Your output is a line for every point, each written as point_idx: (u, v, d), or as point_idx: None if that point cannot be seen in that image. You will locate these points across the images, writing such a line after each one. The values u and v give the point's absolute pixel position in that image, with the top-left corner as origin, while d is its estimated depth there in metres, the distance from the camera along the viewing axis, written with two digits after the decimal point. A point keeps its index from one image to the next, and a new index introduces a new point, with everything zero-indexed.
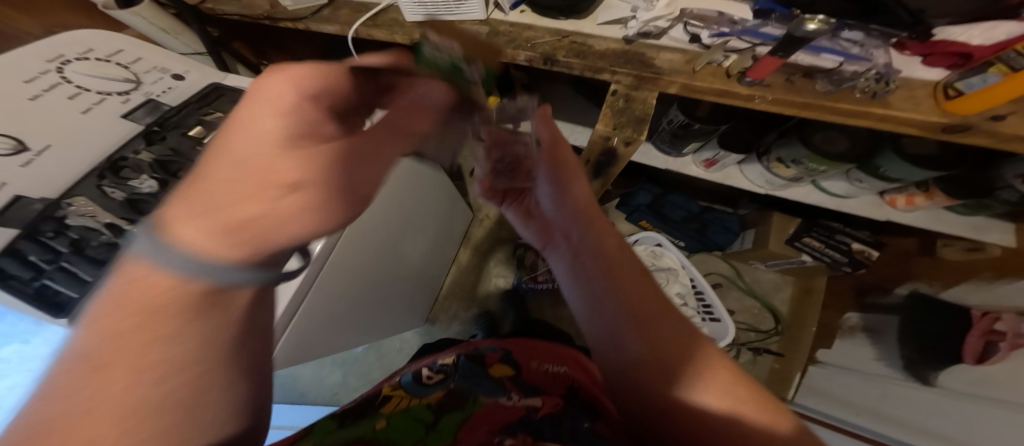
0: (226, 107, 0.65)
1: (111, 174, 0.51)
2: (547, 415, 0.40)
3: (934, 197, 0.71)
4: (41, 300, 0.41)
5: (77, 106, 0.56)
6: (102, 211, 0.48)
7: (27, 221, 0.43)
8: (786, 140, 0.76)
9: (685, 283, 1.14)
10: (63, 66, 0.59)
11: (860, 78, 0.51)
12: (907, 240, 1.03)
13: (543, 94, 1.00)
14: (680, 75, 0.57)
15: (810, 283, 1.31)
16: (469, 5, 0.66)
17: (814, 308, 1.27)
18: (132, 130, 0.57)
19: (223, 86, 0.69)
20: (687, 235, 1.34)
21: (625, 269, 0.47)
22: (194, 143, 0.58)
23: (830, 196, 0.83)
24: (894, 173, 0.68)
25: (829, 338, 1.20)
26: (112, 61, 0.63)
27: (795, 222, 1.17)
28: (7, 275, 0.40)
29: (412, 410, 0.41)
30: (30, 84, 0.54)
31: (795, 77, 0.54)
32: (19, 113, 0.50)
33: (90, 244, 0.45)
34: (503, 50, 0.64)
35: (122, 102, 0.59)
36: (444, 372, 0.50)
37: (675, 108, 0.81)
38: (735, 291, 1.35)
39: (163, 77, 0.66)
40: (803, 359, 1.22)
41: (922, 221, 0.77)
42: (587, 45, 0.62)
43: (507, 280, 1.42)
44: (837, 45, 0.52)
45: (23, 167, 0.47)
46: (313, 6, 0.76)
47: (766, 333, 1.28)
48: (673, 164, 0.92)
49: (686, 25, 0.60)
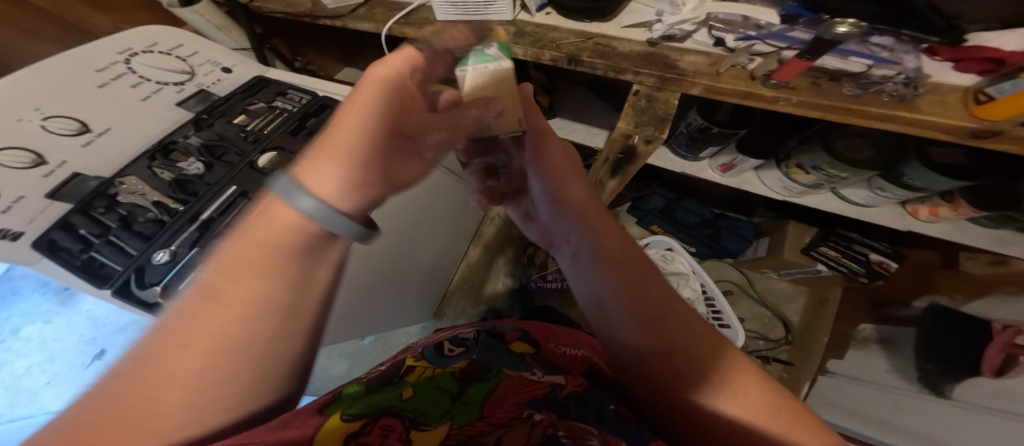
0: (266, 98, 0.71)
1: (161, 157, 0.57)
2: (572, 393, 0.41)
3: (959, 209, 0.69)
4: (88, 270, 0.47)
5: (138, 94, 0.60)
6: (150, 189, 0.54)
7: (80, 197, 0.48)
8: (808, 146, 0.76)
9: (695, 287, 1.12)
10: (131, 57, 0.62)
11: (888, 82, 0.52)
12: (928, 253, 1.03)
13: (561, 95, 1.02)
14: (703, 76, 0.58)
15: (826, 293, 1.25)
16: (498, 6, 0.69)
17: (827, 319, 1.20)
18: (182, 117, 0.63)
19: (266, 79, 0.75)
20: (699, 240, 1.33)
21: (631, 268, 0.46)
22: (237, 130, 0.64)
23: (850, 204, 0.82)
24: (918, 182, 0.67)
25: (842, 348, 1.15)
26: (173, 55, 0.67)
27: (812, 232, 1.15)
28: (59, 247, 0.45)
29: (437, 381, 0.42)
30: (100, 73, 0.58)
31: (821, 80, 0.54)
32: (90, 99, 0.54)
33: (138, 220, 0.52)
34: (529, 49, 0.66)
35: (177, 92, 0.64)
36: (464, 346, 0.52)
37: (693, 111, 0.82)
38: (746, 299, 1.33)
39: (214, 71, 0.70)
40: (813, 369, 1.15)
41: (949, 232, 0.75)
42: (611, 47, 0.64)
43: (516, 277, 1.44)
44: (866, 49, 0.53)
45: (84, 147, 0.51)
46: (352, 5, 0.81)
47: (775, 342, 1.25)
48: (688, 168, 0.93)
49: (711, 30, 0.62)
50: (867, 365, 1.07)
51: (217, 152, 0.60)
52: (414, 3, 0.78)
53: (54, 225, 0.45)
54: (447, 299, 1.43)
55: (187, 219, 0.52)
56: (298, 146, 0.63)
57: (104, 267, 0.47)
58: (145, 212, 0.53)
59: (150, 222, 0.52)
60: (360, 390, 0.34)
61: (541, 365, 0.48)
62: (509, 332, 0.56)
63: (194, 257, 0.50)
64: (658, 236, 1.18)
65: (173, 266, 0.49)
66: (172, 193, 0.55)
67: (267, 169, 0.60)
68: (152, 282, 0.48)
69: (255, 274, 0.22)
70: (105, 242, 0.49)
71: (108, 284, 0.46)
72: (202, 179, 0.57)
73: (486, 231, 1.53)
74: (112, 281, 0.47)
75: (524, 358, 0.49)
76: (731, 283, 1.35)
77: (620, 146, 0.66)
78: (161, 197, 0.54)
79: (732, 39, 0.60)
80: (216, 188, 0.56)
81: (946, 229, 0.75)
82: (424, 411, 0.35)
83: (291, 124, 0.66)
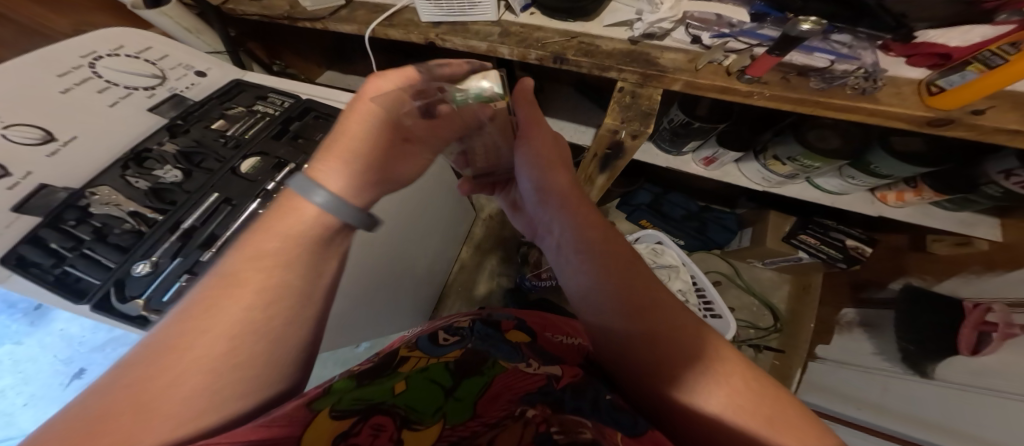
0: (246, 102, 0.69)
1: (135, 165, 0.55)
2: (569, 385, 0.39)
3: (923, 193, 0.74)
4: (62, 285, 0.45)
5: (105, 99, 0.58)
6: (125, 200, 0.52)
7: (49, 209, 0.46)
8: (783, 138, 0.79)
9: (686, 280, 1.15)
10: (96, 61, 0.61)
11: (850, 76, 0.54)
12: (899, 236, 1.09)
13: (548, 95, 1.04)
14: (683, 73, 0.60)
15: (806, 280, 1.34)
16: (482, 7, 0.69)
17: (811, 305, 1.29)
18: (155, 123, 0.60)
19: (244, 82, 0.72)
20: (686, 233, 1.37)
21: (613, 257, 0.47)
22: (216, 136, 0.62)
23: (824, 192, 0.86)
24: (885, 169, 0.71)
25: (827, 333, 1.22)
26: (141, 58, 0.65)
27: (791, 221, 1.20)
28: (29, 262, 0.43)
29: (430, 372, 0.41)
30: (63, 77, 0.56)
31: (791, 75, 0.57)
32: (52, 106, 0.53)
33: (113, 232, 0.49)
34: (515, 49, 0.67)
35: (147, 97, 0.62)
36: (459, 335, 0.47)
37: (676, 108, 0.84)
38: (734, 289, 1.39)
39: (187, 74, 0.68)
40: (803, 356, 1.23)
41: (916, 216, 0.79)
42: (595, 46, 0.66)
43: (510, 277, 1.45)
44: (828, 46, 0.56)
45: (49, 157, 0.49)
46: (332, 6, 0.80)
47: (766, 330, 1.32)
48: (673, 162, 0.96)
49: (689, 28, 0.64)
50: (851, 347, 1.12)
51: (196, 159, 0.59)
52: (397, 5, 0.78)
53: (23, 240, 0.44)
54: (441, 302, 1.42)
55: (167, 229, 0.50)
56: (281, 151, 0.61)
57: (80, 281, 0.46)
58: (122, 224, 0.51)
59: (126, 233, 0.50)
60: (352, 383, 0.33)
61: (537, 355, 0.46)
62: (505, 320, 0.52)
63: (176, 267, 0.48)
64: (648, 231, 1.21)
65: (155, 277, 0.47)
66: (150, 202, 0.53)
67: (251, 174, 0.58)
68: (134, 294, 0.46)
69: (274, 266, 0.31)
70: (80, 256, 0.47)
71: (86, 299, 0.44)
72: (182, 186, 0.55)
73: (478, 232, 1.53)
74: (90, 295, 0.45)
75: (522, 349, 0.46)
76: (721, 274, 1.41)
77: (609, 141, 0.68)
78: (137, 207, 0.51)
79: (708, 36, 0.63)
80: (196, 196, 0.54)
81: (913, 213, 0.80)
82: (417, 409, 0.36)
83: (273, 128, 0.64)
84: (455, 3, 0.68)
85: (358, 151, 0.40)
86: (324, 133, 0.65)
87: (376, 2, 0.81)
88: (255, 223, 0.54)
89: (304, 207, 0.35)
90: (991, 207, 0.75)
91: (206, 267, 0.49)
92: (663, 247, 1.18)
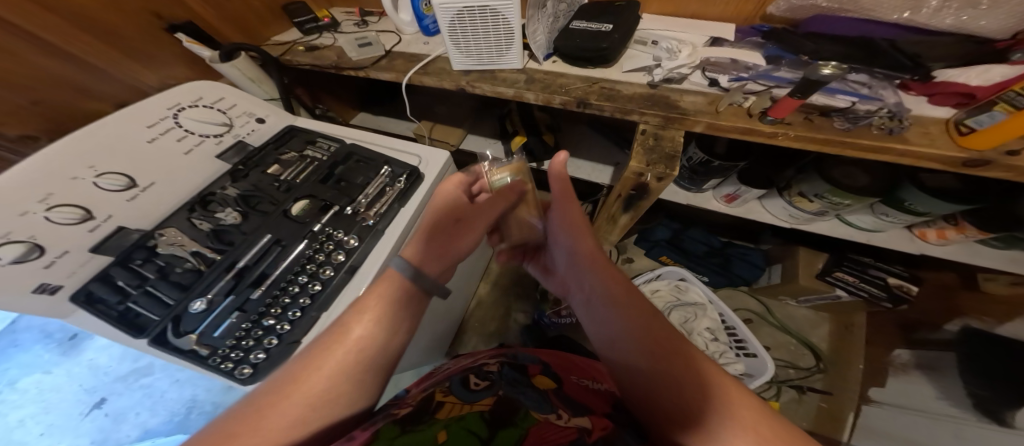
0: (297, 146, 0.76)
1: (200, 208, 0.61)
2: (600, 439, 0.40)
3: (966, 231, 0.70)
4: (125, 320, 0.49)
5: (180, 146, 0.65)
6: (189, 241, 0.57)
7: (122, 249, 0.53)
8: (805, 175, 0.80)
9: (715, 318, 1.12)
10: (178, 112, 0.68)
11: (874, 116, 0.55)
12: (944, 274, 1.05)
13: (567, 135, 1.09)
14: (704, 115, 0.62)
15: (849, 319, 1.25)
16: (509, 57, 0.75)
17: (855, 344, 1.19)
18: (221, 169, 0.68)
19: (297, 128, 0.80)
20: (710, 269, 1.33)
21: (637, 309, 0.48)
22: (271, 179, 0.68)
23: (858, 229, 0.84)
24: (921, 207, 0.69)
25: (880, 375, 1.10)
26: (214, 107, 0.73)
27: (822, 257, 1.16)
28: (98, 299, 0.49)
29: (467, 422, 0.44)
30: (150, 128, 0.63)
31: (813, 115, 0.58)
32: (136, 153, 0.60)
33: (175, 270, 0.54)
34: (540, 94, 0.72)
35: (215, 144, 0.69)
36: (489, 380, 0.52)
37: (693, 146, 0.87)
38: (767, 327, 1.29)
39: (250, 121, 0.76)
40: (853, 399, 1.11)
41: (961, 252, 0.75)
42: (616, 90, 0.69)
43: (529, 314, 1.43)
44: (847, 87, 0.58)
45: (129, 201, 0.56)
46: (372, 57, 0.89)
47: (807, 371, 1.18)
48: (692, 198, 0.97)
49: (706, 73, 0.67)
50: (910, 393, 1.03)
51: (252, 202, 0.64)
52: (431, 56, 0.86)
53: (95, 279, 0.50)
54: (456, 338, 1.39)
55: (223, 268, 0.55)
56: (326, 194, 0.66)
57: (140, 317, 0.50)
58: (184, 262, 0.55)
59: (187, 272, 0.55)
60: (396, 429, 0.37)
61: (564, 403, 0.48)
62: (532, 365, 0.56)
63: (228, 305, 0.52)
64: (670, 268, 1.19)
65: (208, 314, 0.51)
66: (210, 242, 0.58)
67: (299, 217, 0.62)
68: (188, 330, 0.50)
69: (366, 327, 0.39)
70: (142, 293, 0.52)
71: (144, 334, 0.48)
72: (238, 228, 0.60)
73: (496, 266, 1.54)
74: (150, 331, 0.48)
75: (549, 396, 0.49)
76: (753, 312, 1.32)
77: (634, 183, 0.69)
78: (199, 247, 0.56)
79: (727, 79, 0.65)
80: (252, 238, 0.59)
81: (957, 250, 0.76)
82: None
83: (320, 171, 0.70)
84: (486, 54, 0.75)
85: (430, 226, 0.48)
86: (365, 175, 0.70)
87: (411, 53, 0.90)
88: (300, 265, 0.57)
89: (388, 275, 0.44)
90: None
91: (255, 306, 0.53)
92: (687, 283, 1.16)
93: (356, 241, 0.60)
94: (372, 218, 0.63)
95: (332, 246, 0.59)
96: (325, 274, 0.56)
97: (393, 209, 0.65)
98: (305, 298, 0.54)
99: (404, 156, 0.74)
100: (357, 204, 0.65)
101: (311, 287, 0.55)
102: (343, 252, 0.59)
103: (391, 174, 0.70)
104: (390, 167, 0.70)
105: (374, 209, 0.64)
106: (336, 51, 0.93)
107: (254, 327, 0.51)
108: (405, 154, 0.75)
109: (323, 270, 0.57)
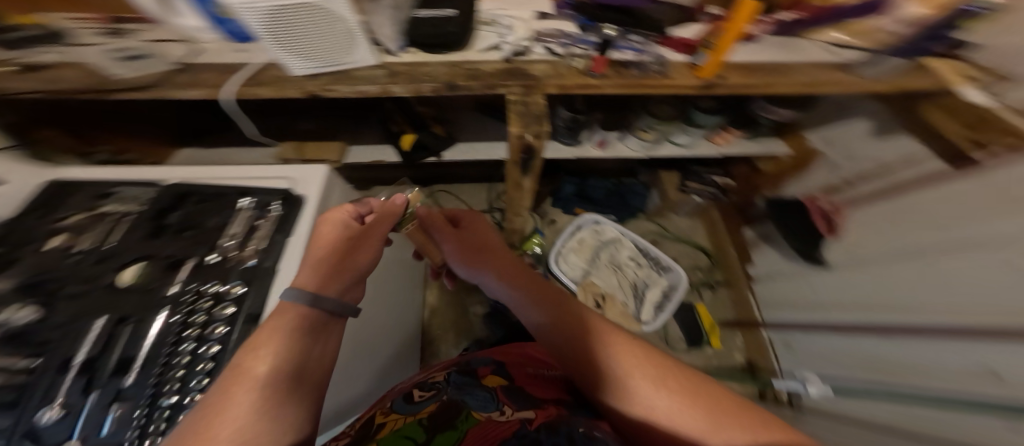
0: (82, 204, 0.51)
1: None
2: (540, 425, 0.42)
3: (733, 133, 0.99)
4: None
5: None
6: None
7: None
8: (638, 114, 1.02)
9: (631, 246, 1.34)
10: None
11: (652, 62, 0.66)
12: (744, 165, 1.37)
13: (455, 121, 1.07)
14: (551, 79, 0.69)
15: (710, 215, 1.53)
16: (358, 55, 0.65)
17: (724, 235, 1.45)
18: None
19: (64, 179, 0.54)
20: (613, 207, 1.54)
21: (549, 292, 0.51)
22: (57, 254, 0.45)
23: (682, 146, 1.03)
24: (703, 120, 0.95)
25: (746, 253, 1.35)
26: None
27: (673, 176, 1.45)
28: None
29: (404, 431, 0.43)
30: None
31: (619, 68, 0.67)
32: None
33: None
34: (403, 85, 0.62)
35: None
36: (434, 389, 0.54)
37: (561, 107, 0.99)
38: (669, 242, 1.53)
39: None
40: (740, 276, 1.35)
41: (748, 146, 1.01)
42: (477, 68, 0.73)
43: (483, 304, 1.45)
44: (628, 45, 0.70)
45: None
46: (157, 72, 0.64)
47: (704, 268, 1.45)
48: (577, 153, 1.06)
49: (544, 46, 0.71)
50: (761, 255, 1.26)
51: (49, 285, 0.42)
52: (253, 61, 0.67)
53: None
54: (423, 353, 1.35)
55: (54, 369, 0.34)
56: (170, 247, 0.46)
57: None
58: None
59: None
60: None
61: (508, 397, 0.52)
62: (482, 368, 0.62)
63: (98, 402, 0.33)
64: (585, 216, 1.35)
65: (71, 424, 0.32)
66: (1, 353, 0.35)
67: (136, 284, 0.42)
68: None
69: (269, 361, 0.30)
70: None
71: None
72: (49, 322, 0.39)
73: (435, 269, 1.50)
74: None
75: (495, 393, 0.53)
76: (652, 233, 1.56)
77: (521, 146, 0.78)
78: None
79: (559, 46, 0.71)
80: (77, 326, 0.38)
81: (745, 146, 1.02)
82: None
83: (147, 224, 0.48)
84: (326, 53, 0.61)
85: (331, 242, 0.44)
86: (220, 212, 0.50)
87: (224, 61, 0.68)
88: (173, 331, 0.38)
89: (286, 310, 0.36)
90: (772, 131, 1.03)
91: (138, 389, 0.34)
92: (603, 225, 1.35)
93: (243, 286, 0.42)
94: (251, 256, 0.45)
95: (212, 300, 0.41)
96: (212, 346, 0.37)
97: (277, 241, 0.46)
98: (211, 361, 0.37)
99: (267, 181, 0.55)
100: (223, 246, 0.46)
101: (205, 353, 0.37)
102: (231, 304, 0.41)
103: (256, 204, 0.51)
104: (249, 199, 0.51)
105: (249, 246, 0.46)
106: (85, 73, 0.62)
107: (150, 421, 0.33)
108: (268, 179, 0.55)
109: (214, 328, 0.39)
